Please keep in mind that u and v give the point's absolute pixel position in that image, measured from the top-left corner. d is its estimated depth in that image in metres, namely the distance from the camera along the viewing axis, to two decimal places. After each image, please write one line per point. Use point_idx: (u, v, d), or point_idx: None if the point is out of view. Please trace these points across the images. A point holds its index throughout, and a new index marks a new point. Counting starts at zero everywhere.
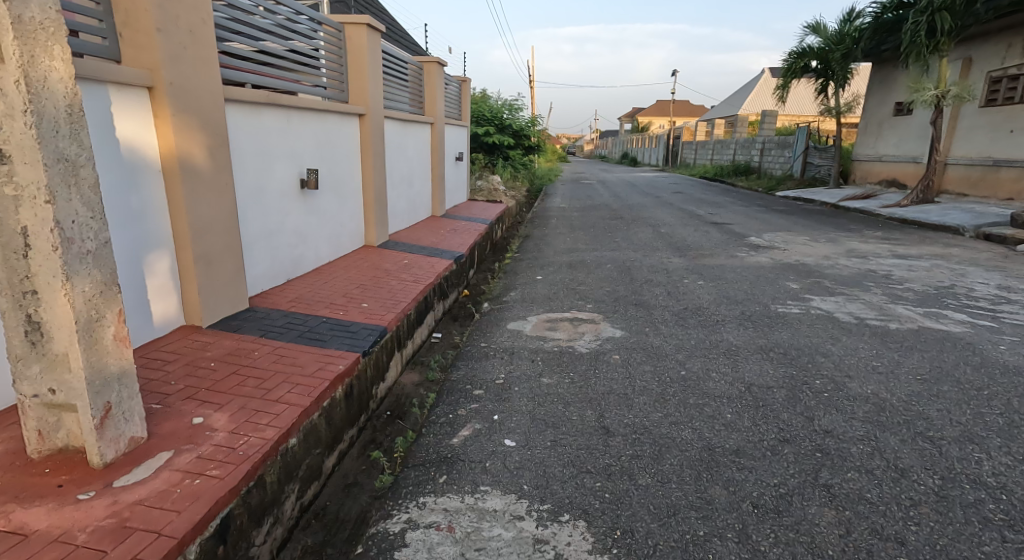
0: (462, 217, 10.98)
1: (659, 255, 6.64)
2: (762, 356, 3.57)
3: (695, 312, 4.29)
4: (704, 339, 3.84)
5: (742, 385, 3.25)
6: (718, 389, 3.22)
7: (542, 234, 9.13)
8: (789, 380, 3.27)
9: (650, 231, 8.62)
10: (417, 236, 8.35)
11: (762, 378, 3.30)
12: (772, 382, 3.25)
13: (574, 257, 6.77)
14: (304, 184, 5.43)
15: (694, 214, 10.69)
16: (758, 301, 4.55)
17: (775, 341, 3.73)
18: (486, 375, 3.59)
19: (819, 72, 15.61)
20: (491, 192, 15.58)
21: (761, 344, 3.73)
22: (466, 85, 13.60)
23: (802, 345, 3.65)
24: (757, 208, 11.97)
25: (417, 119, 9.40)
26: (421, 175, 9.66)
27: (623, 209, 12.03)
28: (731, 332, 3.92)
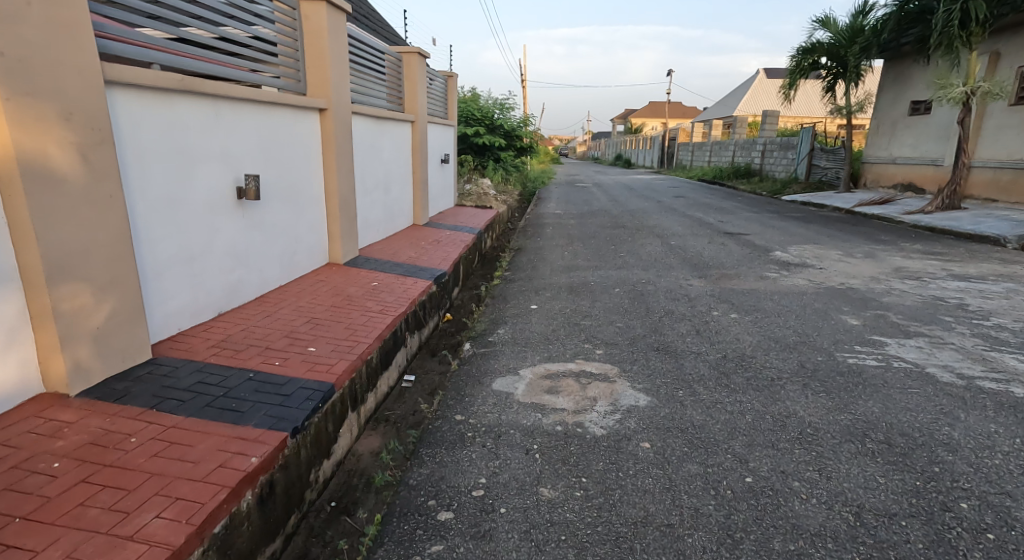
0: (448, 226, 9.96)
1: (675, 276, 5.65)
2: (857, 451, 2.58)
3: (740, 366, 3.29)
4: (760, 415, 2.85)
5: (848, 510, 2.27)
6: (812, 519, 2.22)
7: (536, 245, 8.13)
8: (919, 503, 2.29)
9: (659, 244, 7.63)
10: (393, 250, 7.30)
11: (877, 497, 2.32)
12: (896, 505, 2.28)
13: (575, 278, 5.76)
14: (242, 194, 4.38)
15: (704, 223, 9.70)
16: (815, 345, 3.57)
17: (862, 423, 2.76)
18: (459, 483, 2.54)
19: (829, 69, 14.68)
20: (480, 196, 14.58)
21: (847, 426, 2.76)
22: (452, 82, 12.60)
23: (913, 433, 2.68)
24: (769, 215, 11.02)
25: (395, 117, 8.37)
26: (400, 179, 8.62)
27: (624, 216, 11.02)
28: (800, 403, 2.93)
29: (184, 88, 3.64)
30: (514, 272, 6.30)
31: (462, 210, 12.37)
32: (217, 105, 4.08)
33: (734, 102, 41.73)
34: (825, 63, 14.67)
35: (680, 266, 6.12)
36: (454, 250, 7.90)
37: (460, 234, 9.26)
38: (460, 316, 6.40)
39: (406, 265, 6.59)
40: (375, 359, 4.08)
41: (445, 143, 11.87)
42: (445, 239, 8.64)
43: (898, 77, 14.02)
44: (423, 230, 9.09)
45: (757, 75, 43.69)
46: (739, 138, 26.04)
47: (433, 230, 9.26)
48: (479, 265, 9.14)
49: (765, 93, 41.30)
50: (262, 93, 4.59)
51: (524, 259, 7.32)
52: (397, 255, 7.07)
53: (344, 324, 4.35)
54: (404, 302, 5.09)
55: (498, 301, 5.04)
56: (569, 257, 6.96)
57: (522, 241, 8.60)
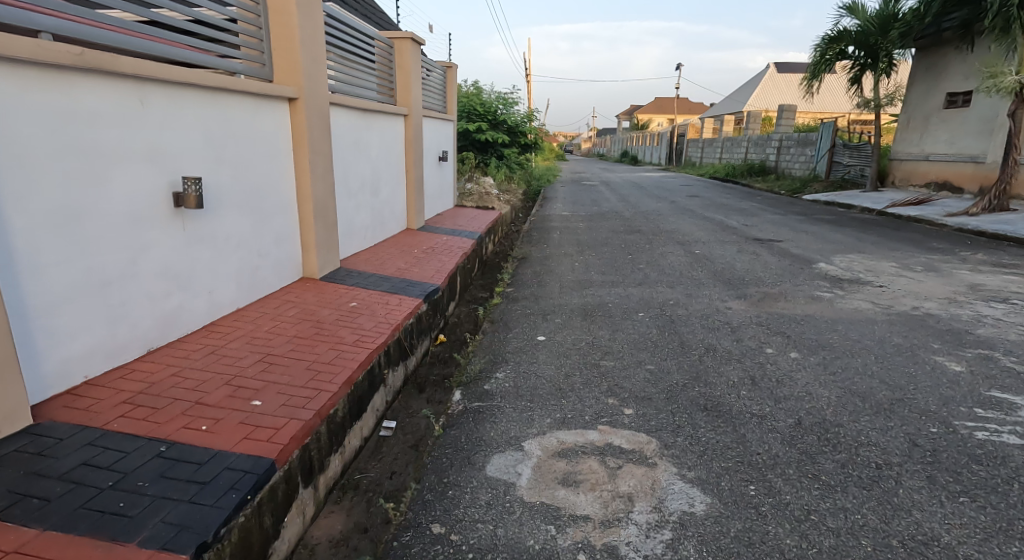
0: (445, 230, 9.12)
1: (708, 297, 4.78)
2: None
3: (829, 446, 2.46)
4: (878, 540, 2.01)
5: None
6: None
7: (543, 253, 7.28)
8: None
9: (682, 253, 6.76)
10: (380, 260, 6.46)
11: None
12: None
13: (590, 297, 4.90)
14: (179, 201, 3.52)
15: (727, 227, 8.82)
16: (911, 411, 2.70)
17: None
18: None
19: (857, 58, 13.93)
20: (482, 196, 13.73)
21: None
22: (451, 73, 11.76)
23: None
24: (796, 218, 10.13)
25: (385, 110, 7.53)
26: (391, 181, 7.78)
27: (638, 219, 10.15)
28: (934, 518, 2.10)
29: (86, 64, 2.81)
30: (517, 288, 5.44)
31: (462, 212, 11.53)
32: (143, 89, 3.24)
33: (743, 96, 40.74)
34: (852, 52, 13.89)
35: (712, 282, 5.26)
36: (450, 259, 7.05)
37: (458, 240, 8.43)
38: (456, 340, 5.56)
39: (393, 279, 5.75)
40: (343, 409, 3.23)
41: (443, 139, 11.03)
42: (441, 246, 7.80)
43: (932, 67, 13.32)
44: (417, 236, 8.25)
45: (768, 69, 42.66)
46: (752, 133, 25.08)
47: (428, 235, 8.42)
48: (478, 276, 8.31)
49: (775, 88, 40.25)
50: (210, 77, 3.76)
51: (529, 270, 6.48)
52: (384, 266, 6.24)
53: (306, 363, 3.50)
54: (385, 331, 4.23)
55: (497, 329, 4.19)
56: (580, 269, 6.10)
57: (526, 248, 7.75)
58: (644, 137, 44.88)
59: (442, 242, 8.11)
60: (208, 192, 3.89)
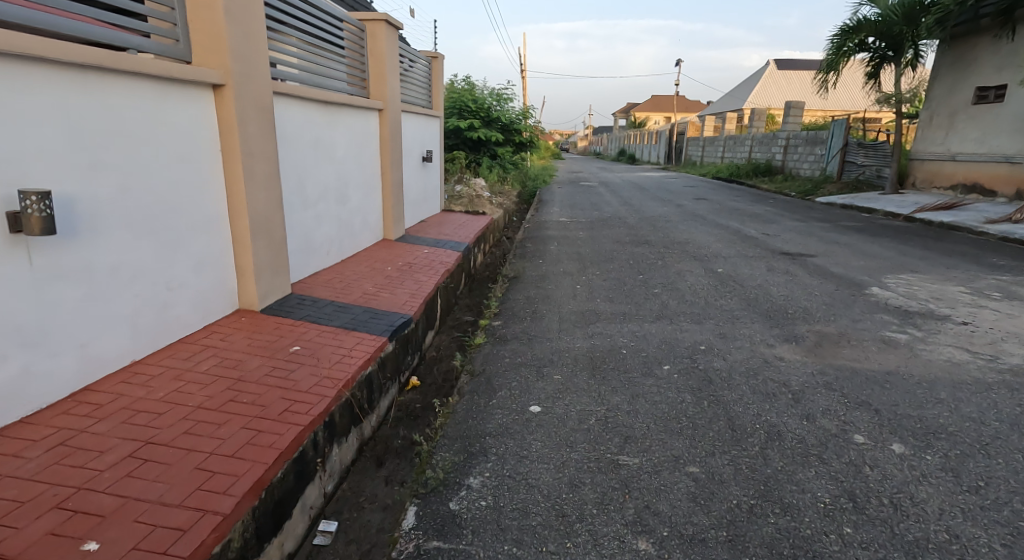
0: (427, 240, 8.11)
1: (748, 338, 3.76)
2: None
3: None
4: None
5: None
6: None
7: (537, 269, 6.30)
8: None
9: (701, 271, 5.78)
10: (344, 282, 5.44)
11: None
12: None
13: (598, 338, 3.89)
14: (16, 224, 2.53)
15: (746, 237, 7.84)
16: None
17: None
18: None
19: (876, 50, 13.03)
20: (473, 199, 12.73)
21: None
22: (436, 64, 10.75)
23: None
24: (819, 225, 9.17)
25: (356, 104, 6.48)
26: (362, 186, 6.74)
27: (644, 226, 9.17)
28: None
29: None
30: (506, 322, 4.46)
31: (449, 218, 10.51)
32: None
33: (743, 94, 39.83)
34: (871, 43, 12.98)
35: (748, 316, 4.27)
36: (430, 277, 6.07)
37: (441, 253, 7.43)
38: (433, 385, 4.58)
39: (355, 308, 4.74)
40: (245, 532, 2.20)
41: (427, 138, 10.01)
42: (421, 260, 6.80)
43: (957, 61, 12.49)
44: (393, 249, 7.23)
45: (768, 67, 41.77)
46: (756, 131, 24.12)
47: (406, 248, 7.41)
48: (464, 294, 7.31)
49: (776, 86, 39.37)
50: (64, 50, 2.71)
51: (519, 290, 5.49)
52: (346, 290, 5.21)
53: (201, 455, 2.46)
54: (329, 393, 3.20)
55: (476, 391, 3.24)
56: (582, 293, 5.10)
57: (519, 263, 6.76)
58: (642, 136, 43.92)
59: (422, 255, 7.10)
60: (81, 211, 2.89)
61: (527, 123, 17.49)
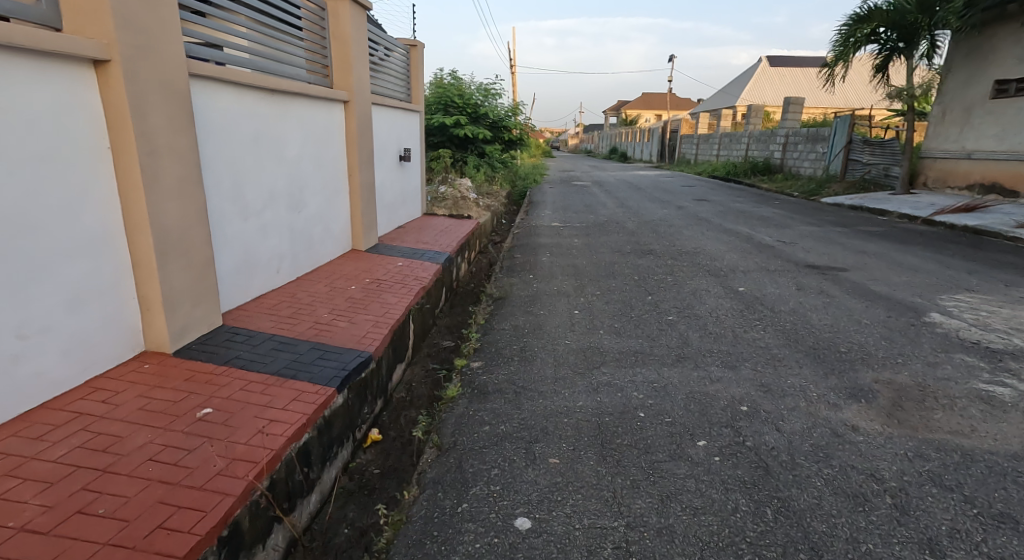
0: (403, 250, 7.22)
1: (803, 397, 3.12)
2: None
3: None
4: None
5: None
6: None
7: (527, 286, 5.45)
8: None
9: (719, 290, 4.94)
10: (294, 307, 4.55)
11: None
12: None
13: (611, 401, 3.17)
14: None
15: (760, 245, 7.02)
16: None
17: None
18: None
19: (888, 42, 12.20)
20: (458, 201, 11.85)
21: None
22: (415, 53, 10.07)
23: None
24: (835, 230, 8.39)
25: (313, 95, 5.57)
26: (321, 190, 5.83)
27: (645, 232, 8.34)
28: None
29: None
30: (489, 365, 3.61)
31: (430, 223, 9.62)
32: None
33: (736, 91, 39.15)
34: (882, 33, 12.12)
35: (793, 362, 3.46)
36: (403, 298, 5.20)
37: (417, 266, 6.55)
38: (398, 439, 3.72)
39: (301, 343, 3.85)
40: None
41: (403, 134, 9.11)
42: (392, 275, 5.91)
43: (974, 52, 11.72)
44: (361, 261, 6.34)
45: (761, 64, 41.11)
46: (752, 128, 23.39)
47: (377, 260, 6.53)
48: (443, 313, 6.46)
49: (769, 83, 38.71)
50: None
51: (506, 314, 4.62)
52: (295, 317, 4.32)
53: None
54: (236, 488, 2.31)
55: (441, 485, 2.64)
56: (581, 322, 4.25)
57: (506, 278, 5.89)
58: (633, 134, 43.16)
59: (394, 268, 6.21)
60: None
61: (516, 119, 16.62)
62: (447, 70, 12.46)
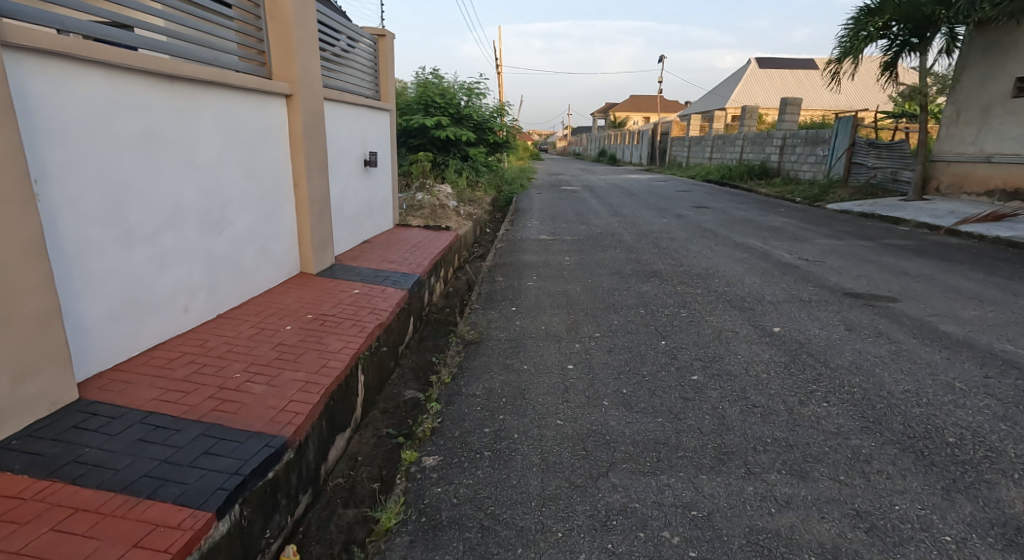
0: (363, 274, 6.15)
1: (934, 546, 2.06)
2: None
3: None
4: None
5: None
6: None
7: (506, 324, 4.40)
8: None
9: (750, 331, 3.93)
10: (198, 362, 3.49)
11: None
12: None
13: (631, 553, 2.08)
14: None
15: (781, 265, 6.01)
16: None
17: None
18: None
19: (899, 37, 11.20)
20: (436, 209, 10.79)
21: None
22: (384, 43, 9.01)
23: None
24: (859, 244, 7.39)
25: (237, 86, 4.52)
26: (252, 203, 4.78)
27: (645, 248, 7.33)
28: None
29: None
30: (452, 476, 2.52)
31: (401, 236, 8.57)
32: None
33: (727, 92, 38.38)
34: (895, 29, 11.10)
35: (890, 468, 2.43)
36: (351, 342, 4.16)
37: (377, 294, 5.51)
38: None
39: (187, 425, 2.78)
40: None
41: (370, 136, 8.04)
42: (343, 309, 4.86)
43: (993, 48, 10.84)
44: (308, 291, 5.28)
45: (750, 65, 40.46)
46: (747, 129, 22.51)
47: (329, 288, 5.47)
48: (407, 350, 5.44)
49: (759, 85, 37.99)
50: None
51: (478, 369, 3.56)
52: (194, 380, 3.25)
53: None
54: None
55: None
56: (576, 386, 3.19)
57: (481, 310, 4.86)
58: (623, 137, 42.36)
59: (346, 300, 5.16)
60: None
61: (502, 121, 15.60)
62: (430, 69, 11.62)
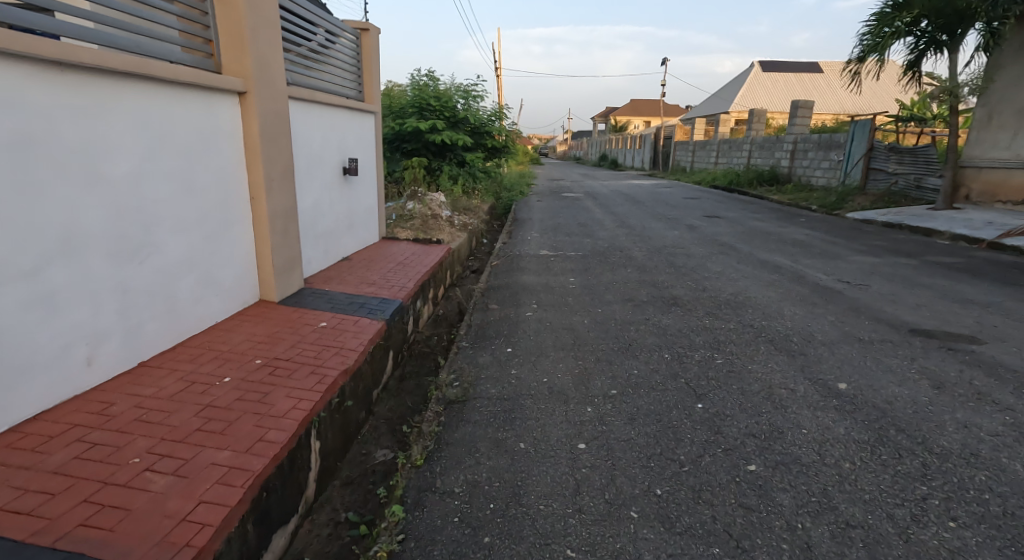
0: (335, 301, 5.33)
1: None
2: None
3: None
4: None
5: None
6: None
7: (499, 374, 3.56)
8: None
9: (808, 389, 3.08)
10: (87, 441, 2.67)
11: None
12: None
13: None
14: None
15: (821, 290, 5.18)
16: None
17: None
18: None
19: (926, 35, 10.35)
20: (428, 219, 9.98)
21: None
22: (368, 38, 8.18)
23: None
24: (900, 261, 6.55)
25: (167, 82, 3.73)
26: (190, 223, 4.00)
27: (658, 267, 6.50)
28: None
29: None
30: None
31: (386, 252, 7.75)
32: None
33: (730, 95, 37.63)
34: (923, 25, 10.25)
35: None
36: (302, 400, 3.33)
37: (349, 326, 4.70)
38: None
39: None
40: None
41: (351, 140, 7.21)
42: (302, 351, 4.04)
43: None
44: (263, 326, 4.45)
45: (753, 68, 39.73)
46: (755, 133, 21.68)
47: (290, 321, 4.65)
48: (384, 394, 4.63)
49: (763, 88, 37.24)
50: None
51: (459, 448, 2.73)
52: (71, 472, 2.43)
53: None
54: None
55: None
56: (590, 485, 2.35)
57: (469, 352, 4.02)
58: (624, 141, 41.63)
59: (309, 338, 4.33)
60: None
61: (500, 125, 14.80)
62: (426, 73, 10.84)
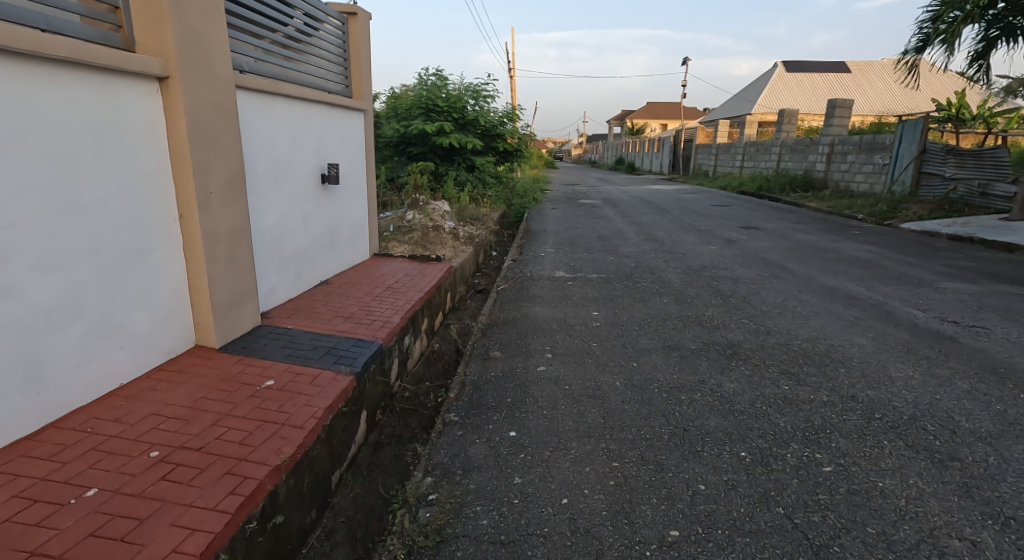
0: (296, 345, 4.22)
1: None
2: None
3: None
4: None
5: None
6: None
7: (496, 485, 2.43)
8: None
9: (998, 547, 1.93)
10: None
11: None
12: None
13: None
14: None
15: (927, 334, 3.97)
16: None
17: None
18: None
19: (1000, 19, 9.06)
20: (429, 231, 8.88)
21: None
22: (356, 24, 7.07)
23: None
24: (1005, 287, 5.31)
25: (21, 62, 2.71)
26: (72, 256, 2.95)
27: (700, 296, 5.33)
28: None
29: None
30: None
31: (376, 272, 6.65)
32: None
33: (753, 97, 36.18)
34: (997, 9, 8.92)
35: None
36: (193, 534, 2.21)
37: (304, 385, 3.57)
38: None
39: None
40: None
41: (332, 143, 6.09)
42: (225, 432, 2.91)
43: None
44: (186, 388, 3.34)
45: (777, 68, 38.24)
46: (786, 135, 20.27)
47: (226, 377, 3.53)
48: (349, 474, 3.52)
49: (787, 89, 35.75)
50: None
51: None
52: None
53: None
54: None
55: None
56: None
57: (457, 440, 2.89)
58: (642, 144, 40.30)
59: (243, 407, 3.20)
60: None
61: (513, 126, 13.68)
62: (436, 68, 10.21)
